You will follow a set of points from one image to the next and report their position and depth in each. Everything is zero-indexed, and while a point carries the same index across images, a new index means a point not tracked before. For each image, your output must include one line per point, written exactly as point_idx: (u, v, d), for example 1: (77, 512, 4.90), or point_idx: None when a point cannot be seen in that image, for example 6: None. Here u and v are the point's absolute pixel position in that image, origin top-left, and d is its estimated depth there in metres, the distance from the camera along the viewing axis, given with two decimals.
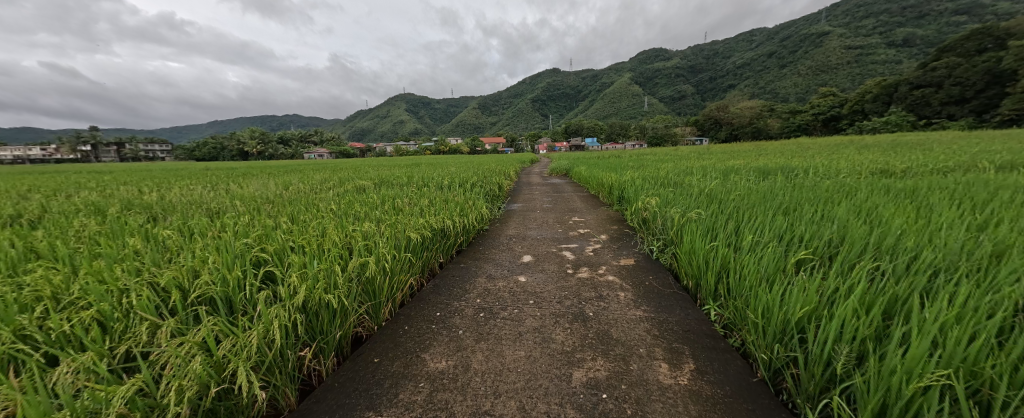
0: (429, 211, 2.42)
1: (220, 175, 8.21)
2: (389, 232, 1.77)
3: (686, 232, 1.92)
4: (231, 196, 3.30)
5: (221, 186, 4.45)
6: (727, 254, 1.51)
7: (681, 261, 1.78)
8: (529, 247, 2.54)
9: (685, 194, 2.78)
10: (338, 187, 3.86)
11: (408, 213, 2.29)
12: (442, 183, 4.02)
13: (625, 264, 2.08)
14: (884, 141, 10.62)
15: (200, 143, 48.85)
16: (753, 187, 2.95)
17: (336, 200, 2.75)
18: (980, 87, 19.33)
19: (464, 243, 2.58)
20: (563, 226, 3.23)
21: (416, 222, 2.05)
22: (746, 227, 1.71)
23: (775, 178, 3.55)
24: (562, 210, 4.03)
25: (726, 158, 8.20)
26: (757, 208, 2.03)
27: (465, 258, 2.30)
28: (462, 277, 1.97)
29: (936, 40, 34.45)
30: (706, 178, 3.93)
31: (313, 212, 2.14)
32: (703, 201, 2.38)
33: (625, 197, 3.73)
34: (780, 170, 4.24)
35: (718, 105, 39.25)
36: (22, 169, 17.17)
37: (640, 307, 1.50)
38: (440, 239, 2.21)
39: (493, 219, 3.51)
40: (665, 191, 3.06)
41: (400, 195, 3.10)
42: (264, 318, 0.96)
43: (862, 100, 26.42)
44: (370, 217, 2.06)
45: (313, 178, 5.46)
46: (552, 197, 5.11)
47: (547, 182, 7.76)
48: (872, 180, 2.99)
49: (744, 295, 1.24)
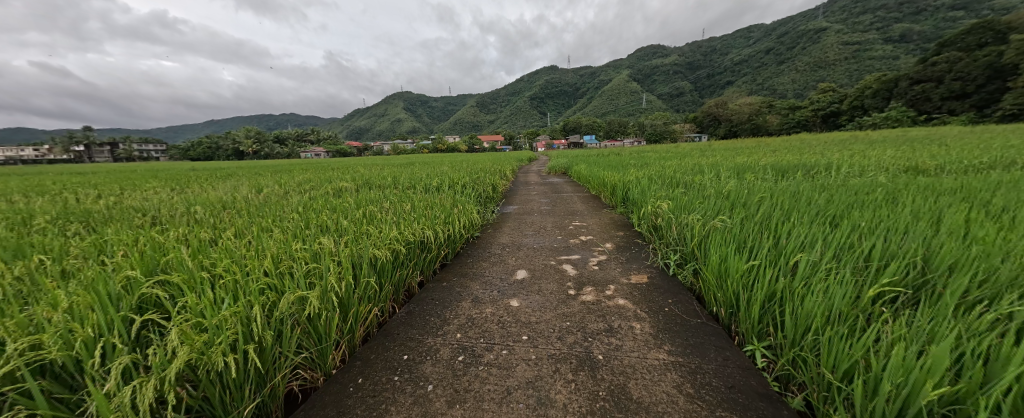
0: (407, 220, 2.09)
1: (202, 176, 7.82)
2: (352, 249, 1.44)
3: (713, 246, 1.60)
4: (191, 201, 2.97)
5: (191, 189, 4.09)
6: (777, 277, 1.19)
7: (709, 280, 1.47)
8: (524, 259, 2.21)
9: (701, 197, 2.46)
10: (316, 190, 3.50)
11: (382, 222, 1.96)
12: (430, 185, 3.67)
13: (638, 282, 1.75)
14: (890, 137, 10.39)
15: (195, 143, 48.34)
16: (776, 187, 2.64)
17: (305, 207, 2.41)
18: (982, 81, 19.06)
19: (450, 254, 2.25)
20: (562, 232, 2.91)
21: (389, 233, 1.72)
22: (791, 238, 1.39)
23: (793, 177, 3.24)
24: (562, 213, 3.70)
25: (730, 154, 7.88)
26: (795, 215, 1.72)
27: (449, 275, 1.98)
28: (444, 300, 1.65)
29: (935, 34, 34.17)
30: (718, 177, 3.61)
31: (267, 223, 1.79)
32: (725, 205, 2.07)
33: (631, 198, 3.40)
34: (795, 168, 3.94)
35: (716, 102, 38.94)
36: (17, 170, 17.21)
37: (662, 347, 1.18)
38: (419, 253, 1.88)
39: (485, 224, 3.19)
40: (677, 193, 2.74)
41: (380, 200, 2.75)
42: (109, 406, 0.63)
43: (862, 95, 26.20)
44: (335, 229, 1.73)
45: (293, 179, 5.09)
46: (551, 198, 4.79)
47: (546, 181, 7.47)
48: (905, 180, 2.68)
49: (809, 341, 0.92)
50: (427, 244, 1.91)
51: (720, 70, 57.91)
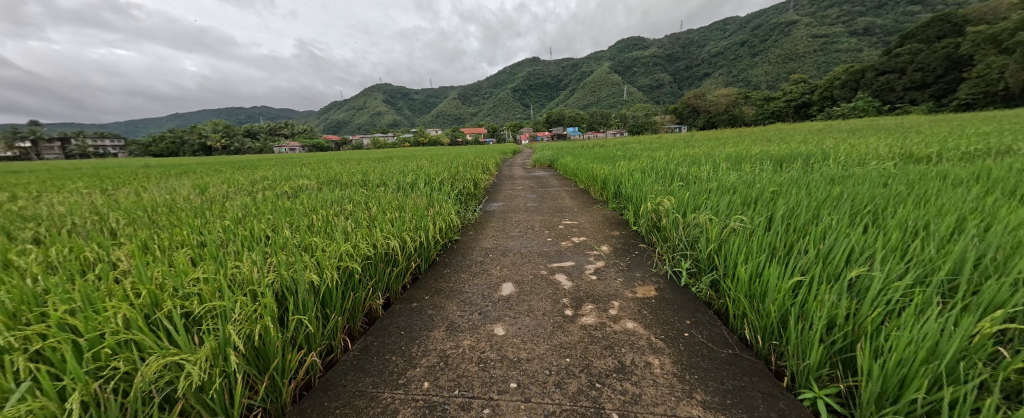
0: (368, 226, 1.73)
1: (150, 173, 7.07)
2: (286, 271, 1.09)
3: (737, 254, 1.35)
4: (111, 207, 2.49)
5: (124, 189, 3.56)
6: (836, 299, 0.93)
7: (737, 296, 1.21)
8: (510, 268, 1.90)
9: (705, 192, 2.22)
10: (270, 189, 3.08)
11: (336, 229, 1.60)
12: (402, 181, 3.29)
13: (645, 296, 1.48)
14: (860, 126, 10.74)
15: (157, 137, 45.41)
16: (781, 179, 2.44)
17: (244, 213, 2.01)
18: (940, 72, 20.09)
19: (422, 265, 1.92)
20: (551, 232, 2.63)
21: (342, 246, 1.37)
22: (837, 244, 1.14)
23: (793, 167, 3.07)
24: (549, 210, 3.41)
25: (715, 145, 7.82)
26: (824, 212, 1.49)
27: (421, 291, 1.65)
28: (413, 327, 1.33)
29: (897, 27, 35.75)
30: (714, 169, 3.42)
31: (180, 239, 1.40)
32: (737, 201, 1.83)
33: (624, 193, 3.15)
34: (790, 158, 3.79)
35: (694, 94, 39.69)
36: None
37: (694, 395, 0.90)
38: (381, 269, 1.53)
39: (466, 224, 2.87)
40: (676, 187, 2.50)
41: (340, 201, 2.36)
42: None
43: (832, 86, 27.09)
44: (271, 243, 1.36)
45: (252, 176, 4.61)
46: (536, 193, 4.51)
47: (530, 174, 7.17)
48: (907, 169, 2.54)
49: (918, 403, 0.65)
50: (394, 255, 1.59)
51: (698, 61, 58.89)
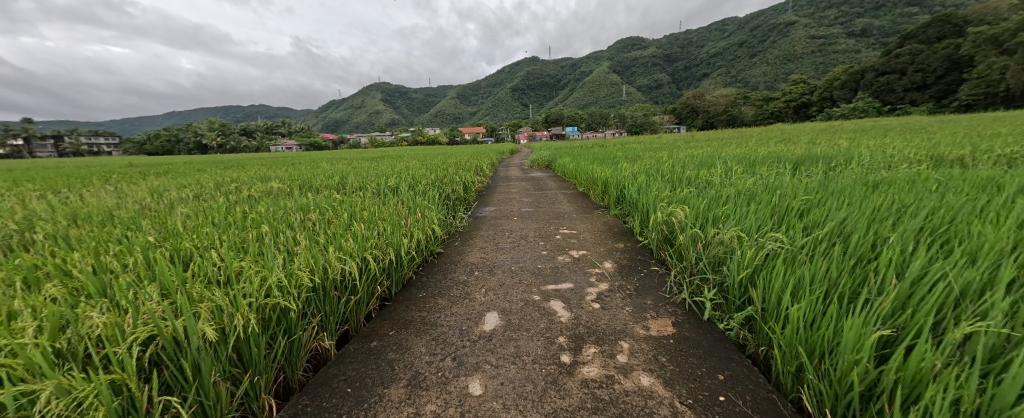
0: (325, 243, 1.43)
1: (129, 173, 6.78)
2: (173, 320, 0.78)
3: (783, 285, 1.05)
4: (47, 214, 2.21)
5: (80, 191, 3.25)
6: (958, 373, 0.63)
7: (783, 343, 0.92)
8: (497, 292, 1.61)
9: (723, 200, 1.94)
10: (235, 192, 2.78)
11: (282, 250, 1.30)
12: (384, 184, 2.99)
13: (660, 334, 1.19)
14: (865, 126, 10.43)
15: (150, 136, 44.75)
16: (806, 185, 2.15)
17: (186, 224, 1.73)
18: (941, 73, 19.89)
19: (393, 287, 1.63)
20: (547, 243, 2.33)
21: (277, 273, 1.06)
22: (925, 281, 0.85)
23: (814, 170, 2.79)
24: (546, 216, 3.13)
25: (719, 146, 7.53)
26: (883, 230, 1.20)
27: (385, 324, 1.36)
28: (363, 382, 1.03)
29: (896, 28, 35.62)
30: (726, 171, 3.13)
31: (69, 265, 1.10)
32: (766, 212, 1.55)
33: (629, 199, 2.86)
34: (805, 159, 3.52)
35: (693, 94, 39.61)
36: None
37: None
38: (332, 299, 1.23)
39: (452, 233, 2.59)
40: (688, 195, 2.21)
41: (304, 209, 2.07)
42: None
43: (832, 87, 26.88)
44: (180, 272, 1.05)
45: (227, 177, 4.32)
46: (533, 196, 4.23)
47: (528, 175, 6.89)
48: (947, 174, 2.24)
49: None
50: (354, 281, 1.30)
51: (697, 62, 58.81)
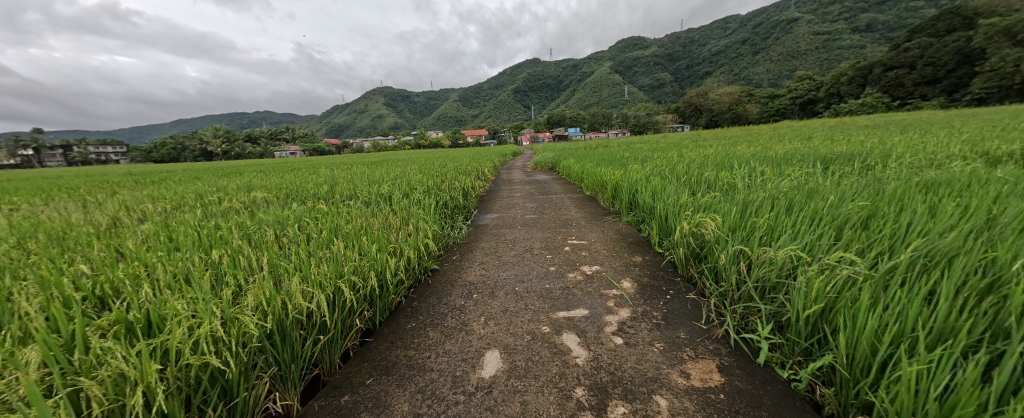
0: (291, 269, 1.16)
1: (124, 181, 6.66)
2: (32, 408, 0.54)
3: (890, 331, 0.77)
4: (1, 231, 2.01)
5: (56, 203, 3.07)
6: None
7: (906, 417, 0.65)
8: (499, 322, 1.36)
9: (760, 208, 1.68)
10: (214, 203, 2.57)
11: (236, 281, 1.04)
12: (375, 192, 2.75)
13: (706, 385, 0.93)
14: (878, 122, 10.05)
15: (156, 143, 45.26)
16: (849, 188, 1.89)
17: (142, 243, 1.50)
18: (952, 66, 19.34)
19: (378, 316, 1.38)
20: (555, 257, 2.09)
21: (215, 316, 0.81)
22: None
23: (849, 170, 2.50)
24: (552, 224, 2.88)
25: (728, 144, 7.23)
26: (999, 251, 0.93)
27: (362, 368, 1.11)
28: None
29: (902, 23, 35.05)
30: (749, 173, 2.86)
31: None
32: (824, 224, 1.28)
33: (643, 205, 2.60)
34: (831, 158, 3.25)
35: (697, 93, 39.33)
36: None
37: None
38: (297, 343, 0.98)
39: (450, 245, 2.35)
40: (714, 202, 1.96)
41: (281, 223, 1.83)
42: None
43: (839, 82, 26.35)
44: (85, 320, 0.80)
45: (214, 185, 4.12)
46: (537, 201, 3.99)
47: (530, 178, 6.65)
48: (1010, 172, 1.95)
49: None
50: (325, 317, 1.03)
51: (699, 60, 58.39)
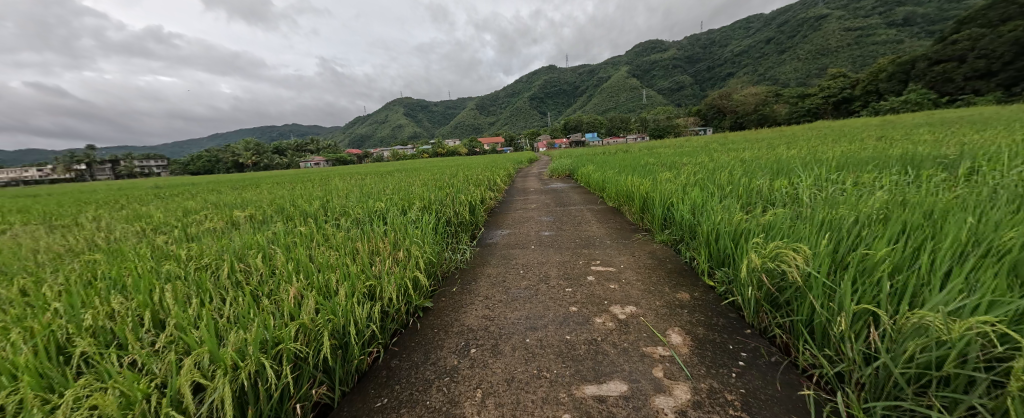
0: (200, 339, 0.82)
1: (149, 194, 6.83)
2: None
3: None
4: None
5: (54, 222, 2.98)
6: None
7: None
8: (496, 405, 0.95)
9: (861, 235, 1.21)
10: (196, 223, 2.35)
11: (108, 368, 0.71)
12: (370, 209, 2.46)
13: None
14: (934, 119, 8.98)
15: (192, 157, 48.05)
16: (975, 202, 1.39)
17: (69, 281, 1.25)
18: (1009, 58, 17.09)
19: (338, 388, 1.02)
20: (576, 291, 1.66)
21: None
22: None
23: (952, 179, 1.94)
24: (571, 243, 2.47)
25: (763, 147, 6.54)
26: None
27: None
28: None
29: (946, 13, 32.49)
30: (812, 181, 2.33)
31: None
32: (1004, 271, 0.81)
33: (681, 222, 2.15)
34: (909, 161, 2.67)
35: (720, 94, 37.96)
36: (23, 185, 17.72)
37: None
38: None
39: (450, 273, 1.99)
40: (782, 222, 1.50)
41: (244, 253, 1.54)
42: None
43: (877, 79, 24.49)
44: None
45: (218, 199, 4.01)
46: (553, 213, 3.60)
47: (546, 186, 6.27)
48: None
49: None
50: None
51: (720, 61, 56.62)
